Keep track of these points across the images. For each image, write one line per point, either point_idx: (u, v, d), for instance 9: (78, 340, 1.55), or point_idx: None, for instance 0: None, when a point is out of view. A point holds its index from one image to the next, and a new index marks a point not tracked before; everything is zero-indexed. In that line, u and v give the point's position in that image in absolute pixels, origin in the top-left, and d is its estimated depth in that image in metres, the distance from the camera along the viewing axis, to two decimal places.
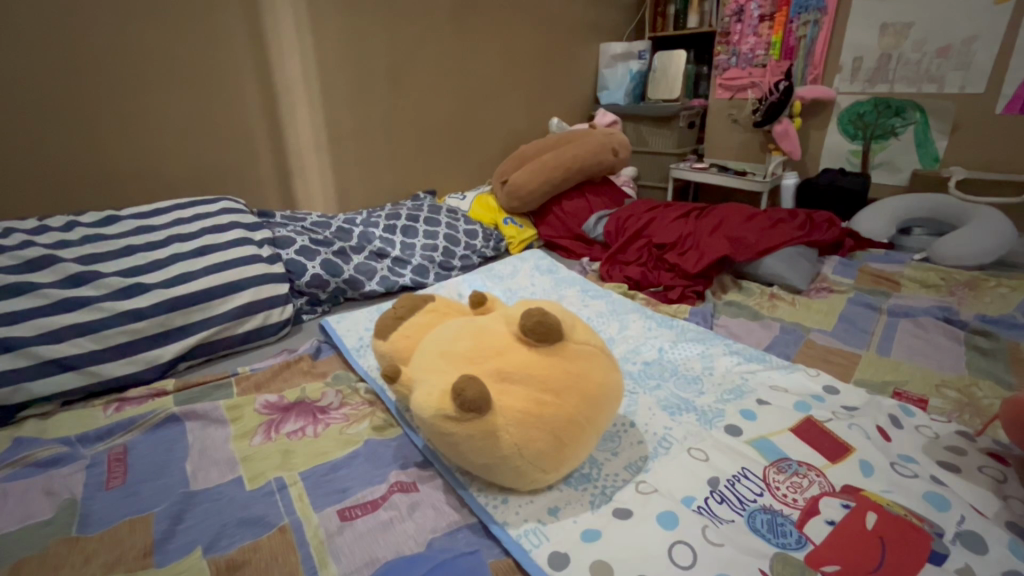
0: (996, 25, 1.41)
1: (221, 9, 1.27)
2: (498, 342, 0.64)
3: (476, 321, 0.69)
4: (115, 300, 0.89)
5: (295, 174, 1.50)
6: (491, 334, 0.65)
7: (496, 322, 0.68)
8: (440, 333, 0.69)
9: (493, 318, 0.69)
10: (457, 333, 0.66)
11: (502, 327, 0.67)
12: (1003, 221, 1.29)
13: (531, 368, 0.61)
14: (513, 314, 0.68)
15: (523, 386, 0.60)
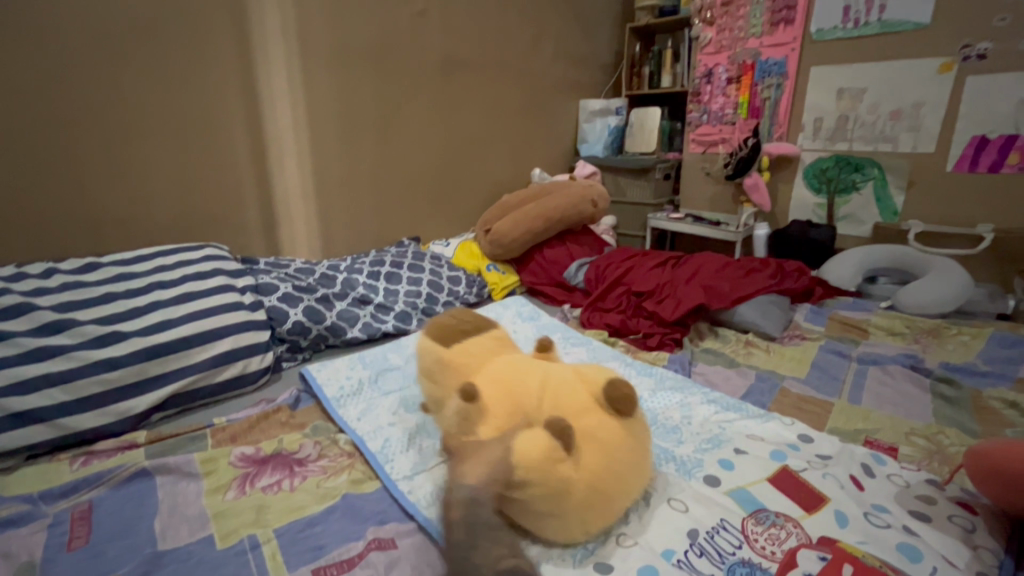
0: (941, 92, 1.54)
1: (214, 63, 1.32)
2: (579, 401, 0.65)
3: (545, 370, 0.70)
4: (90, 349, 0.88)
5: (281, 221, 1.52)
6: (568, 386, 0.67)
7: (570, 376, 0.69)
8: (511, 370, 0.70)
9: (562, 370, 0.70)
10: (532, 379, 0.68)
11: (577, 380, 0.68)
12: (960, 272, 1.37)
13: (608, 436, 0.63)
14: (586, 372, 0.70)
15: (598, 448, 0.62)
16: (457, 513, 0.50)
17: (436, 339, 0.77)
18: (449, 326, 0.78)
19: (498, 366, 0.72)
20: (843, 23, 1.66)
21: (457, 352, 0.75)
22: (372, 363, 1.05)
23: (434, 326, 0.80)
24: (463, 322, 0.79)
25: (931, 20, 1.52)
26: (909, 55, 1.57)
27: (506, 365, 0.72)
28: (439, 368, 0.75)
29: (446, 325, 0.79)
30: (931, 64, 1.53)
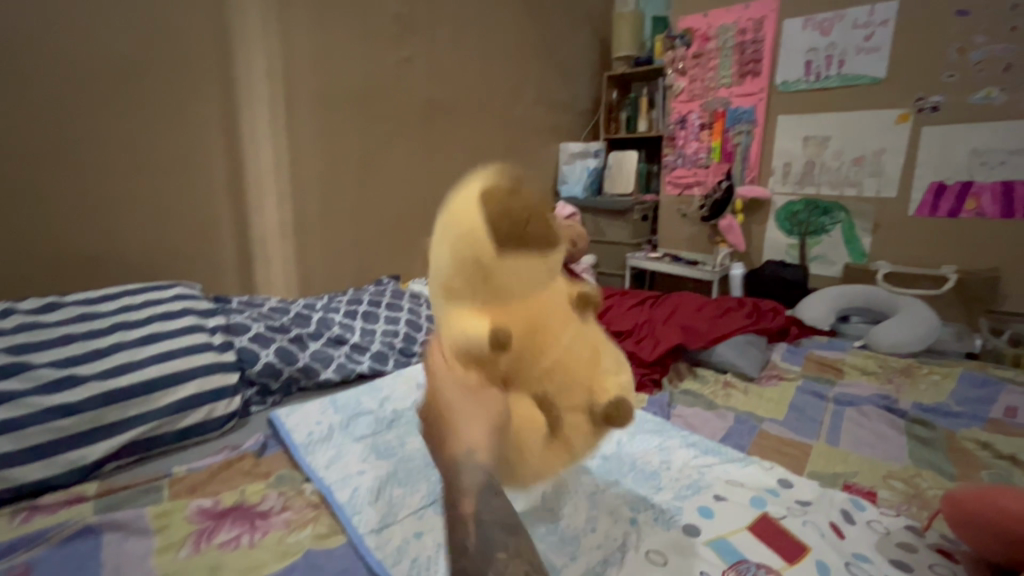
0: (900, 140, 1.62)
1: (195, 103, 1.33)
2: (572, 395, 0.55)
3: (566, 338, 0.56)
4: (43, 394, 0.83)
5: (258, 260, 1.50)
6: (576, 379, 0.55)
7: (588, 363, 0.56)
8: (538, 319, 0.54)
9: (582, 344, 0.57)
10: (547, 343, 0.54)
11: (592, 373, 0.56)
12: (927, 312, 1.41)
13: (579, 436, 0.56)
14: (604, 362, 0.58)
15: (568, 446, 0.57)
16: (468, 504, 0.43)
17: (486, 218, 0.50)
18: (512, 207, 0.51)
19: (534, 303, 0.54)
20: (805, 76, 1.76)
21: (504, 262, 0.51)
22: (343, 407, 1.01)
23: (491, 199, 0.51)
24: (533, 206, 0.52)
25: (886, 75, 1.62)
26: (868, 107, 1.66)
27: (539, 304, 0.54)
28: (467, 262, 0.51)
29: (509, 203, 0.51)
30: (889, 115, 1.62)
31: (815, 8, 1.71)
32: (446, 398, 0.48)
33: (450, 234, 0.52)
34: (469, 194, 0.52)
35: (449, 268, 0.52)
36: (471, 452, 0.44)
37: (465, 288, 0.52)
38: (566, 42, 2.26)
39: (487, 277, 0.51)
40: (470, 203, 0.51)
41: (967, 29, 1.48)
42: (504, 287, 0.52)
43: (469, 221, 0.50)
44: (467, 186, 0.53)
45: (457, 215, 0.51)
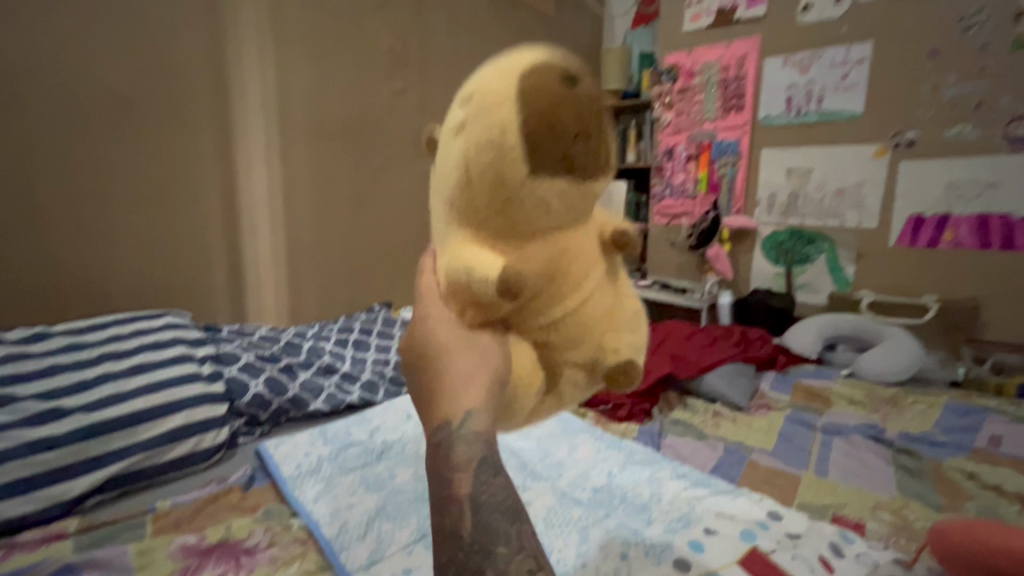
0: (878, 173, 1.67)
1: (191, 135, 1.35)
2: (583, 349, 0.47)
3: (585, 287, 0.46)
4: (26, 428, 0.82)
5: (249, 288, 1.50)
6: (591, 334, 0.46)
7: (605, 318, 0.47)
8: (560, 257, 0.44)
9: (600, 293, 0.48)
10: (564, 289, 0.45)
11: (608, 332, 0.47)
12: (911, 342, 1.44)
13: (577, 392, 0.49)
14: (623, 319, 0.49)
15: (562, 401, 0.49)
16: (464, 486, 0.38)
17: (521, 123, 0.39)
18: (558, 111, 0.39)
19: (557, 236, 0.44)
20: (786, 111, 1.82)
21: (536, 183, 0.40)
22: (333, 439, 1.00)
23: (531, 101, 0.39)
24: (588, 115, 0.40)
25: (863, 112, 1.68)
26: (846, 142, 1.72)
27: (561, 238, 0.45)
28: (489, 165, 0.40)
29: (557, 105, 0.38)
30: (867, 149, 1.68)
31: (793, 48, 1.79)
32: (440, 343, 0.41)
33: (473, 136, 0.41)
34: (510, 87, 0.40)
35: (463, 179, 0.42)
36: (466, 418, 0.38)
37: (477, 207, 0.42)
38: None
39: (506, 201, 0.41)
40: (506, 101, 0.39)
41: (938, 69, 1.55)
42: (526, 215, 0.42)
43: (501, 125, 0.39)
44: (505, 80, 0.41)
45: (489, 112, 0.40)
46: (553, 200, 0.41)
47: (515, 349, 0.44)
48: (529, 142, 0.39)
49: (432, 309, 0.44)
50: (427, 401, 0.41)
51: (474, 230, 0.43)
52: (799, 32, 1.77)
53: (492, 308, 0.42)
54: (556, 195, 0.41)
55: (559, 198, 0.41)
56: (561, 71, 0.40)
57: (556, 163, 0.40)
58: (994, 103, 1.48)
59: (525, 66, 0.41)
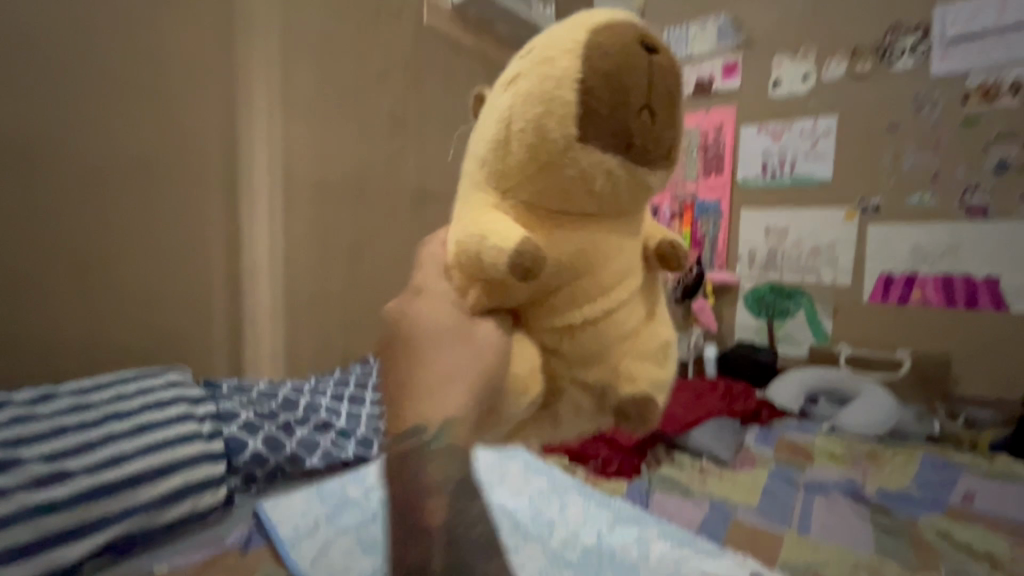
0: (849, 234, 1.78)
1: (201, 198, 1.42)
2: (597, 353, 0.52)
3: (615, 296, 0.53)
4: (31, 490, 0.83)
5: (247, 341, 1.54)
6: (607, 352, 0.52)
7: (623, 335, 0.53)
8: (583, 253, 0.51)
9: (628, 309, 0.54)
10: (589, 290, 0.51)
11: (625, 345, 0.53)
12: (884, 397, 1.52)
13: (581, 409, 0.53)
14: (646, 348, 0.54)
15: (561, 419, 0.53)
16: (437, 518, 0.49)
17: (585, 80, 0.49)
18: (623, 71, 0.49)
19: (584, 233, 0.52)
20: (762, 174, 1.95)
21: (582, 148, 0.49)
22: (329, 497, 1.03)
23: (602, 60, 0.49)
24: (654, 83, 0.50)
25: (832, 177, 1.81)
26: (818, 204, 1.84)
27: (592, 229, 0.53)
28: (540, 141, 0.49)
29: (626, 67, 0.49)
30: (837, 212, 1.80)
31: (766, 117, 1.93)
32: (430, 338, 0.50)
33: (531, 88, 0.51)
34: (586, 39, 0.50)
35: (507, 134, 0.52)
36: (437, 431, 0.45)
37: (517, 173, 0.51)
38: None
39: (543, 167, 0.50)
40: (577, 52, 0.50)
41: (897, 142, 1.69)
42: (564, 185, 0.50)
43: (562, 78, 0.49)
44: (589, 27, 0.52)
45: (551, 60, 0.50)
46: (596, 178, 0.50)
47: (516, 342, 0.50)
48: (586, 105, 0.48)
49: (437, 290, 0.54)
50: (402, 388, 0.48)
51: (512, 202, 0.52)
52: (770, 103, 1.92)
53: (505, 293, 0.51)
54: (600, 170, 0.49)
55: (603, 176, 0.50)
56: (644, 40, 0.52)
57: (604, 134, 0.49)
58: (950, 173, 1.60)
59: (591, 50, 0.50)
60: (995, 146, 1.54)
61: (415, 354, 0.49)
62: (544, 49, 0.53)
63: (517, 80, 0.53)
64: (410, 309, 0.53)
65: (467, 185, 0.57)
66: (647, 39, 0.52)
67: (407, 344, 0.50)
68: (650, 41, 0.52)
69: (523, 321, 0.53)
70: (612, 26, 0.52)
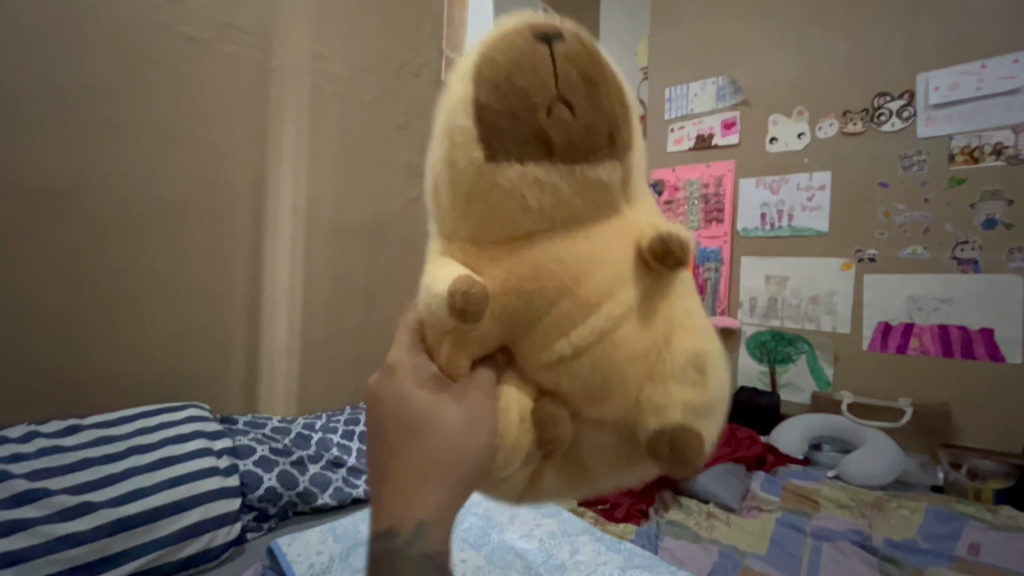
0: (847, 283, 1.85)
1: (229, 239, 1.49)
2: (597, 390, 0.41)
3: (607, 315, 0.41)
4: (55, 523, 0.86)
5: (263, 378, 1.58)
6: (611, 382, 0.41)
7: (630, 361, 0.41)
8: (545, 273, 0.41)
9: (629, 326, 0.41)
10: (564, 318, 0.41)
11: (634, 369, 0.42)
12: (888, 443, 1.52)
13: (600, 451, 0.43)
14: (666, 368, 0.42)
15: (583, 464, 0.44)
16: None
17: (480, 95, 0.41)
18: (516, 71, 0.41)
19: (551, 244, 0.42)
20: (762, 225, 2.03)
21: (497, 168, 0.41)
22: (343, 536, 1.04)
23: (488, 69, 0.41)
24: (560, 69, 0.41)
25: (829, 229, 1.89)
26: (816, 254, 1.92)
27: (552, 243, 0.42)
28: (453, 170, 0.42)
29: (520, 63, 0.41)
30: (834, 262, 1.87)
31: (764, 172, 2.03)
32: (403, 427, 0.48)
33: (439, 129, 0.45)
34: (475, 57, 0.44)
35: (435, 181, 0.46)
36: (413, 528, 0.46)
37: (453, 211, 0.44)
38: None
39: (469, 199, 0.42)
40: (467, 77, 0.43)
41: (888, 199, 1.78)
42: (497, 209, 0.42)
43: (456, 107, 0.43)
44: (479, 45, 0.45)
45: (451, 92, 0.44)
46: (528, 191, 0.41)
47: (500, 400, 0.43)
48: (485, 123, 0.41)
49: (404, 364, 0.49)
50: (381, 472, 0.48)
51: (455, 245, 0.45)
52: (768, 158, 2.02)
53: (471, 341, 0.44)
54: (527, 182, 0.41)
55: (535, 187, 0.41)
56: (539, 28, 0.43)
57: (522, 145, 0.41)
58: (940, 229, 1.68)
59: (485, 58, 0.42)
60: (981, 205, 1.62)
61: (391, 446, 0.48)
62: (448, 81, 0.47)
63: (435, 125, 0.47)
64: (381, 388, 0.50)
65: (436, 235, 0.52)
66: (544, 24, 0.43)
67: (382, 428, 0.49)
68: (544, 26, 0.43)
69: (509, 361, 0.45)
70: (503, 29, 0.44)
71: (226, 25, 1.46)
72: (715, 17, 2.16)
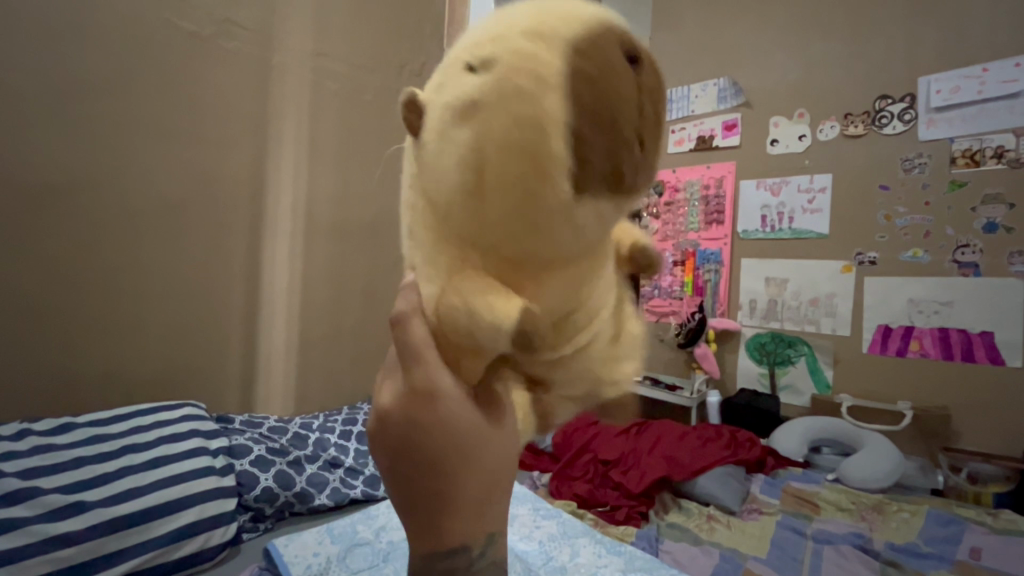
0: (847, 286, 1.84)
1: (228, 237, 1.47)
2: (582, 380, 0.45)
3: (597, 321, 0.45)
4: (47, 522, 0.84)
5: (261, 377, 1.56)
6: (595, 374, 0.45)
7: (607, 356, 0.46)
8: (572, 292, 0.42)
9: (604, 322, 0.46)
10: (573, 328, 0.43)
11: (611, 363, 0.46)
12: (889, 447, 1.51)
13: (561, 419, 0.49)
14: (624, 351, 0.48)
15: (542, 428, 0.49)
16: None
17: (572, 120, 0.36)
18: (616, 100, 0.37)
19: (581, 262, 0.42)
20: (762, 227, 2.03)
21: (576, 205, 0.37)
22: (340, 537, 1.02)
23: (585, 90, 0.36)
24: (645, 108, 0.38)
25: (829, 232, 1.88)
26: (816, 256, 1.91)
27: (583, 265, 0.42)
28: (520, 189, 0.36)
29: (615, 88, 0.37)
30: (835, 265, 1.87)
31: (764, 173, 2.03)
32: (459, 454, 0.44)
33: (495, 127, 0.36)
34: (557, 61, 0.36)
35: (475, 184, 0.38)
36: (485, 544, 0.48)
37: (502, 226, 0.38)
38: None
39: (533, 225, 0.37)
40: (551, 83, 0.36)
41: (889, 202, 1.77)
42: (558, 239, 0.38)
43: (542, 122, 0.36)
44: (552, 39, 0.37)
45: (524, 92, 0.36)
46: (588, 225, 0.39)
47: (496, 399, 0.47)
48: (578, 154, 0.36)
49: (444, 390, 0.44)
50: (435, 504, 0.46)
51: (488, 260, 0.40)
52: (769, 160, 2.02)
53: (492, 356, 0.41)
54: (592, 217, 0.39)
55: (595, 221, 0.39)
56: (625, 46, 0.38)
57: (601, 178, 0.38)
58: (940, 232, 1.68)
59: (573, 69, 0.36)
60: (982, 208, 1.62)
61: (447, 480, 0.45)
62: (500, 65, 0.37)
63: (473, 110, 0.37)
64: (423, 420, 0.44)
65: (426, 228, 0.43)
66: (624, 41, 0.39)
67: (428, 466, 0.45)
68: (628, 45, 0.39)
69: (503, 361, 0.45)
70: (582, 30, 0.38)
71: (226, 21, 1.44)
72: (717, 18, 2.16)
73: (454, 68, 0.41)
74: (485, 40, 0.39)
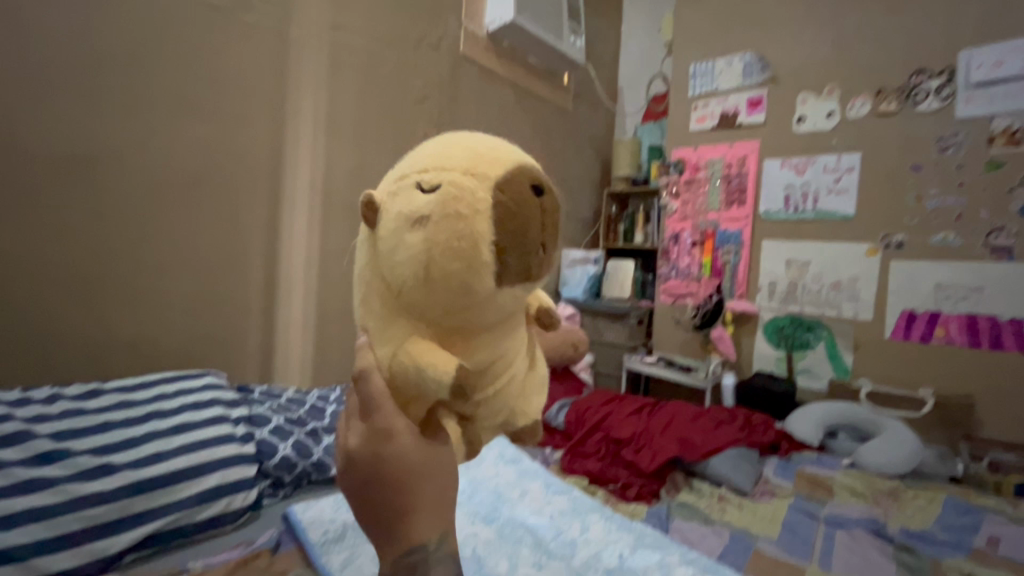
0: (871, 270, 1.79)
1: (245, 210, 1.49)
2: (498, 411, 0.47)
3: (516, 365, 0.49)
4: (79, 482, 0.87)
5: (279, 348, 1.60)
6: (513, 407, 0.48)
7: (524, 387, 0.50)
8: (493, 352, 0.46)
9: (521, 359, 0.50)
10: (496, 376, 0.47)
11: (526, 398, 0.50)
12: (907, 434, 1.49)
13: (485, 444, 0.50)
14: (537, 384, 0.52)
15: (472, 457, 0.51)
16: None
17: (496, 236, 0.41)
18: (528, 224, 0.42)
19: (502, 327, 0.47)
20: (784, 208, 1.97)
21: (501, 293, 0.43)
22: None
23: (506, 214, 0.41)
24: (551, 223, 0.44)
25: (855, 213, 1.83)
26: (840, 238, 1.86)
27: (503, 329, 0.47)
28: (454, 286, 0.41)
29: (526, 212, 0.42)
30: (860, 248, 1.81)
31: (791, 152, 1.96)
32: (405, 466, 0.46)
33: (437, 239, 0.41)
34: (485, 193, 0.42)
35: (422, 278, 0.42)
36: (441, 540, 0.48)
37: (438, 309, 0.43)
38: (572, 163, 2.62)
39: (466, 311, 0.43)
40: (483, 211, 0.41)
41: (920, 184, 1.71)
42: (482, 317, 0.44)
43: (473, 238, 0.41)
44: (485, 174, 0.43)
45: (463, 216, 0.41)
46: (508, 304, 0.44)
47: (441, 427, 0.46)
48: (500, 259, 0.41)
49: (401, 427, 0.46)
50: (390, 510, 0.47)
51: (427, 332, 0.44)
52: (795, 139, 1.95)
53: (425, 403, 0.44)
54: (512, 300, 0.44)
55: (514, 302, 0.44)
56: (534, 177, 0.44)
57: (518, 274, 0.43)
58: (974, 214, 1.61)
59: (498, 193, 0.42)
60: (1020, 190, 1.54)
61: (407, 493, 0.46)
62: (444, 191, 0.42)
63: (422, 222, 0.42)
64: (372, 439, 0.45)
65: (380, 304, 0.46)
66: (536, 174, 0.45)
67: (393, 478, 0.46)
68: (538, 174, 0.45)
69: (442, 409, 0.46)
70: (508, 168, 0.43)
71: None
72: None
73: (407, 182, 0.45)
74: (432, 168, 0.44)
